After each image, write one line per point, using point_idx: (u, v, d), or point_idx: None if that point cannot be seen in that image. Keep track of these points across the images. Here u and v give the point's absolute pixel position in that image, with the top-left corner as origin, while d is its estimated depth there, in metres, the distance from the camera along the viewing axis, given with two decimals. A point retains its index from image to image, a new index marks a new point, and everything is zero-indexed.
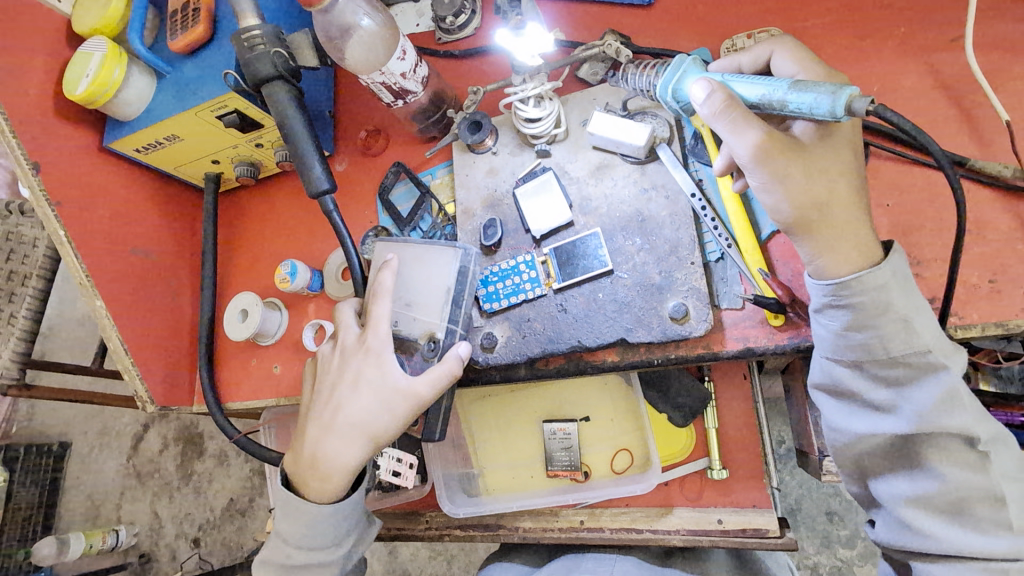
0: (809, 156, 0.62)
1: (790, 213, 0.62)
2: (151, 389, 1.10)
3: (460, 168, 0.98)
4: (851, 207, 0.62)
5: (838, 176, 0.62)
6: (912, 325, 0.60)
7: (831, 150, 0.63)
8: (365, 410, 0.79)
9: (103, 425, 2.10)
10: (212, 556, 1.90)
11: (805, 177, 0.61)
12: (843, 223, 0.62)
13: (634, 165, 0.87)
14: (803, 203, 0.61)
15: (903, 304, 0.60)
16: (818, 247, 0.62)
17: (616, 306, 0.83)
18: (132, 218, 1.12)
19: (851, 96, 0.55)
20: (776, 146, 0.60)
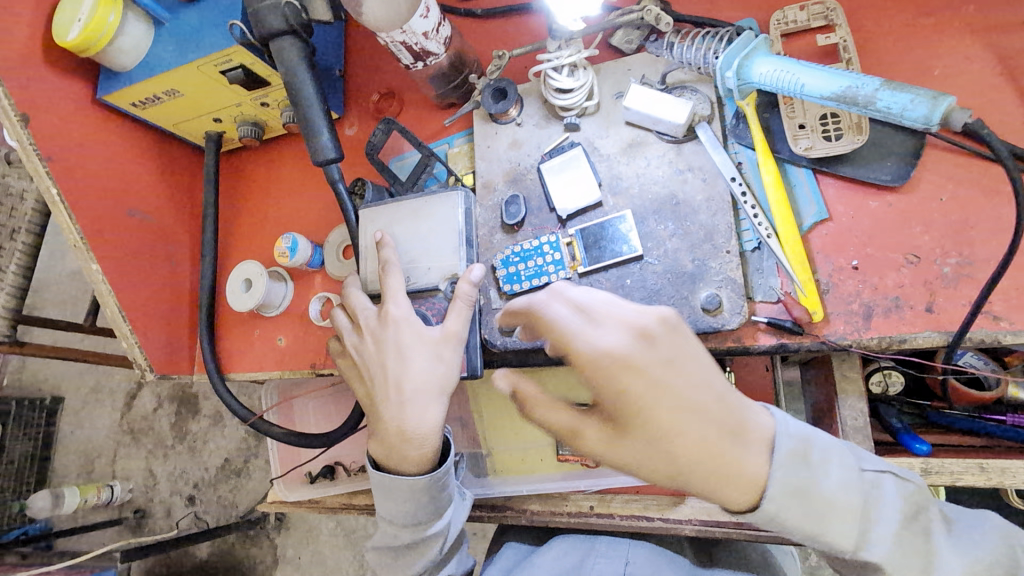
0: (675, 388, 0.51)
1: (676, 457, 0.51)
2: (151, 356, 1.06)
3: (481, 139, 0.92)
4: (726, 448, 0.51)
5: (706, 376, 0.52)
6: (825, 515, 0.52)
7: (692, 377, 0.51)
8: (423, 370, 0.73)
9: (96, 381, 2.07)
10: (208, 514, 1.88)
11: (674, 418, 0.50)
12: (722, 471, 0.51)
13: (669, 144, 0.81)
14: (675, 459, 0.51)
15: (809, 516, 0.52)
16: (708, 490, 0.52)
17: (645, 294, 0.79)
18: (127, 177, 1.06)
19: (948, 105, 0.59)
20: (639, 382, 0.51)
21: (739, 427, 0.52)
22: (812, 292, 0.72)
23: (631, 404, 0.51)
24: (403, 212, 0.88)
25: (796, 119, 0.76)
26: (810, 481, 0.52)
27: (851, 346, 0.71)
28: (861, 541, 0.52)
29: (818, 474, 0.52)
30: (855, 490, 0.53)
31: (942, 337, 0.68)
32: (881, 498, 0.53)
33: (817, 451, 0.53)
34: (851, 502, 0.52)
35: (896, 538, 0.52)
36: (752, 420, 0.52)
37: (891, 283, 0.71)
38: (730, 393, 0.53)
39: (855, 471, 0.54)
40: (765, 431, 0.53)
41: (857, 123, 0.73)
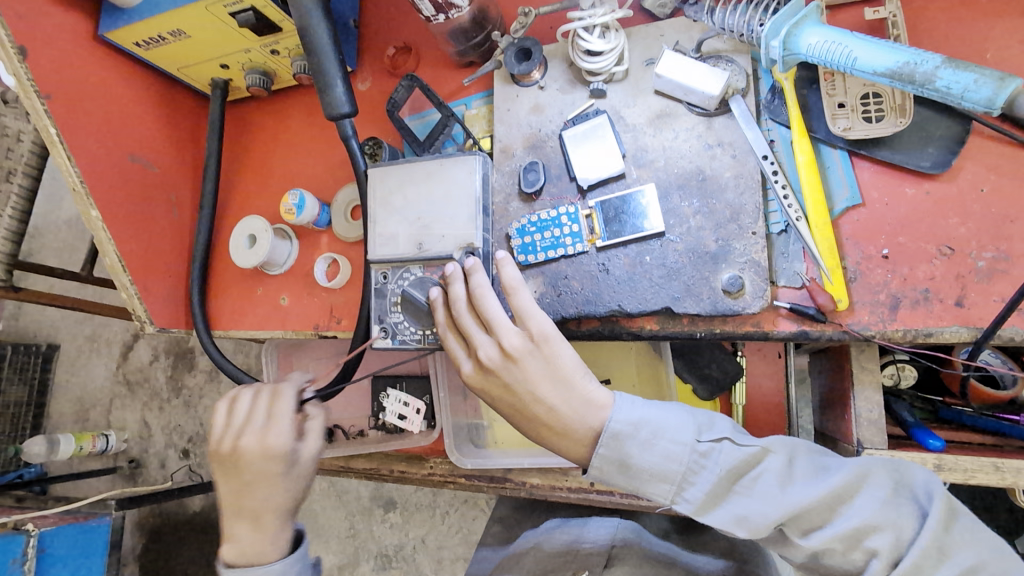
0: (512, 381, 0.70)
1: (521, 425, 0.72)
2: (151, 309, 1.03)
3: (501, 101, 0.88)
4: (550, 421, 0.69)
5: (535, 393, 0.69)
6: (646, 479, 0.67)
7: (523, 372, 0.70)
8: (289, 502, 0.77)
9: (92, 330, 2.05)
10: (202, 468, 1.89)
11: (510, 397, 0.71)
12: (551, 436, 0.70)
13: (700, 117, 0.78)
14: (528, 426, 0.71)
15: (629, 478, 0.68)
16: (551, 446, 0.71)
17: (664, 272, 0.76)
18: (129, 122, 1.01)
19: (1013, 88, 0.57)
20: (485, 372, 0.72)
21: (564, 429, 0.69)
22: (838, 279, 0.70)
23: (494, 406, 0.74)
24: (417, 174, 0.84)
25: (835, 98, 0.72)
26: (627, 454, 0.66)
27: (875, 337, 0.69)
28: (681, 497, 0.66)
29: (638, 449, 0.66)
30: (681, 459, 0.65)
31: (970, 332, 0.66)
32: (708, 464, 0.65)
33: (646, 431, 0.66)
34: (673, 469, 0.65)
35: (712, 495, 0.65)
36: (575, 423, 0.68)
37: (921, 274, 0.69)
38: (560, 405, 0.69)
39: (687, 444, 0.65)
40: (589, 427, 0.68)
41: (900, 104, 0.69)
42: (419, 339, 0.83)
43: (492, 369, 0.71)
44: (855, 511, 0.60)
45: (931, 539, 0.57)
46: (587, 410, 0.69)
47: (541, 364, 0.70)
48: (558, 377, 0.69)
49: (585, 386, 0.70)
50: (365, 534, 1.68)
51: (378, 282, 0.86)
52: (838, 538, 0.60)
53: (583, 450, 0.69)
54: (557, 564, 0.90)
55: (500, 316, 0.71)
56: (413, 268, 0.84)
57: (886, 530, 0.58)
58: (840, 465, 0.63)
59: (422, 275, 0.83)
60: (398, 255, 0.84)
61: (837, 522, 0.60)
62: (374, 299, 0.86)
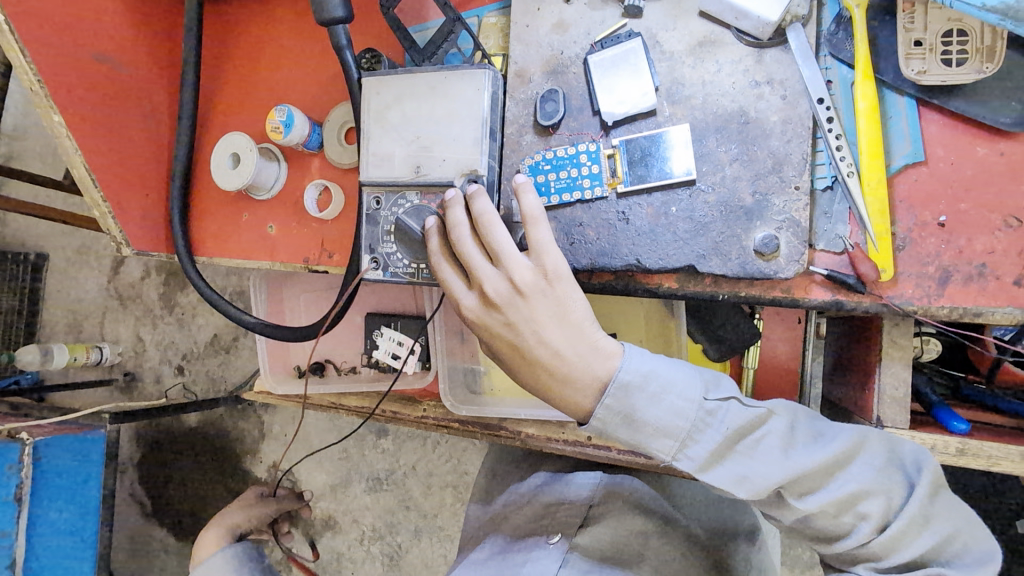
0: (515, 319, 0.64)
1: (516, 369, 0.67)
2: (127, 229, 0.95)
3: (520, 15, 0.76)
4: (551, 367, 0.64)
5: (541, 335, 0.63)
6: (648, 434, 0.61)
7: (531, 312, 0.64)
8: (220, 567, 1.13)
9: (81, 242, 1.97)
10: (196, 385, 1.87)
11: (509, 337, 0.65)
12: (548, 384, 0.65)
13: (749, 48, 0.67)
14: (526, 370, 0.66)
15: (628, 433, 0.62)
16: (547, 397, 0.66)
17: (690, 226, 0.69)
18: (92, 15, 0.89)
19: None
20: (485, 308, 0.66)
21: (567, 376, 0.63)
22: (885, 247, 0.63)
23: (488, 346, 0.68)
24: (418, 88, 0.75)
25: (913, 33, 0.62)
26: (633, 408, 0.61)
27: (915, 313, 0.63)
28: (684, 455, 0.61)
29: (645, 403, 0.61)
30: (688, 417, 0.60)
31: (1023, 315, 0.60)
32: (714, 422, 0.60)
33: (655, 385, 0.61)
34: (678, 426, 0.60)
35: (714, 453, 0.60)
36: (580, 371, 0.63)
37: (980, 247, 0.61)
38: (564, 350, 0.63)
39: (694, 401, 0.60)
40: (595, 377, 0.62)
41: (989, 46, 0.59)
42: (411, 273, 0.77)
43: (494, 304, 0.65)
44: (848, 476, 0.57)
45: (918, 507, 0.56)
46: (594, 358, 0.63)
47: (550, 305, 0.64)
48: (563, 321, 0.64)
49: (594, 333, 0.64)
50: (358, 458, 1.69)
51: (371, 208, 0.78)
52: (833, 503, 0.57)
53: (582, 403, 0.64)
54: (535, 527, 0.82)
55: (510, 247, 0.65)
56: (409, 195, 0.76)
57: (877, 495, 0.57)
58: (838, 431, 0.60)
59: (418, 203, 0.76)
60: (394, 179, 0.76)
61: (833, 488, 0.57)
62: (364, 225, 0.79)
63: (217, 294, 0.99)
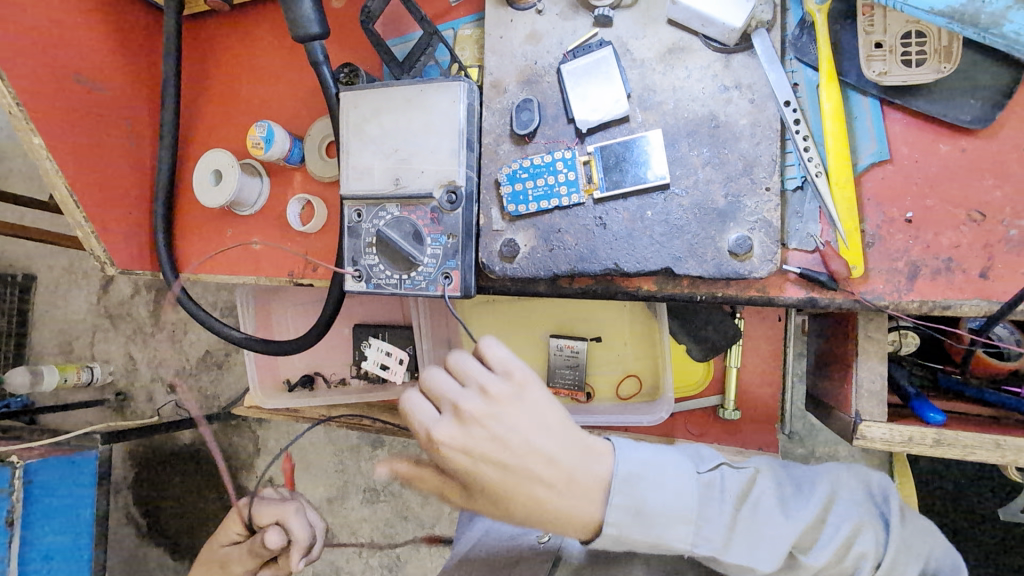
0: (503, 436, 0.59)
1: (512, 499, 0.60)
2: (110, 248, 0.95)
3: (493, 27, 0.77)
4: (552, 481, 0.59)
5: (534, 446, 0.59)
6: (658, 520, 0.60)
7: (518, 423, 0.60)
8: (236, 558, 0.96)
9: (69, 262, 1.96)
10: (189, 403, 1.86)
11: (500, 459, 0.59)
12: (550, 504, 0.59)
13: (717, 53, 0.69)
14: (523, 498, 0.59)
15: (640, 523, 0.60)
16: (551, 521, 0.60)
17: (666, 230, 0.70)
18: (70, 37, 0.90)
19: None
20: (467, 431, 0.60)
21: (569, 481, 0.60)
22: (855, 245, 0.64)
23: (474, 484, 0.61)
24: (395, 101, 0.76)
25: (873, 36, 0.63)
26: (639, 497, 0.60)
27: (887, 308, 0.64)
28: (700, 539, 0.61)
29: (648, 488, 0.60)
30: (686, 492, 0.61)
31: (989, 307, 0.62)
32: (710, 496, 0.61)
33: (650, 468, 0.61)
34: (681, 505, 0.60)
35: (720, 529, 0.60)
36: (582, 475, 0.60)
37: (946, 242, 0.63)
38: (563, 454, 0.60)
39: (687, 476, 0.61)
40: (596, 475, 0.60)
41: (946, 46, 0.61)
42: (395, 283, 0.78)
43: (473, 423, 0.60)
44: (835, 518, 0.61)
45: (900, 535, 0.60)
46: (589, 458, 0.61)
47: (533, 413, 0.61)
48: (551, 429, 0.61)
49: (580, 434, 0.62)
50: (353, 469, 1.69)
51: (353, 221, 0.79)
52: (834, 553, 0.59)
53: (590, 512, 0.60)
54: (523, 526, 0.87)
55: (477, 366, 0.62)
56: (389, 207, 0.77)
57: (866, 533, 0.60)
58: (812, 483, 0.64)
59: (399, 214, 0.77)
60: (374, 191, 0.77)
61: (828, 536, 0.60)
62: (346, 238, 0.80)
63: (203, 311, 0.99)
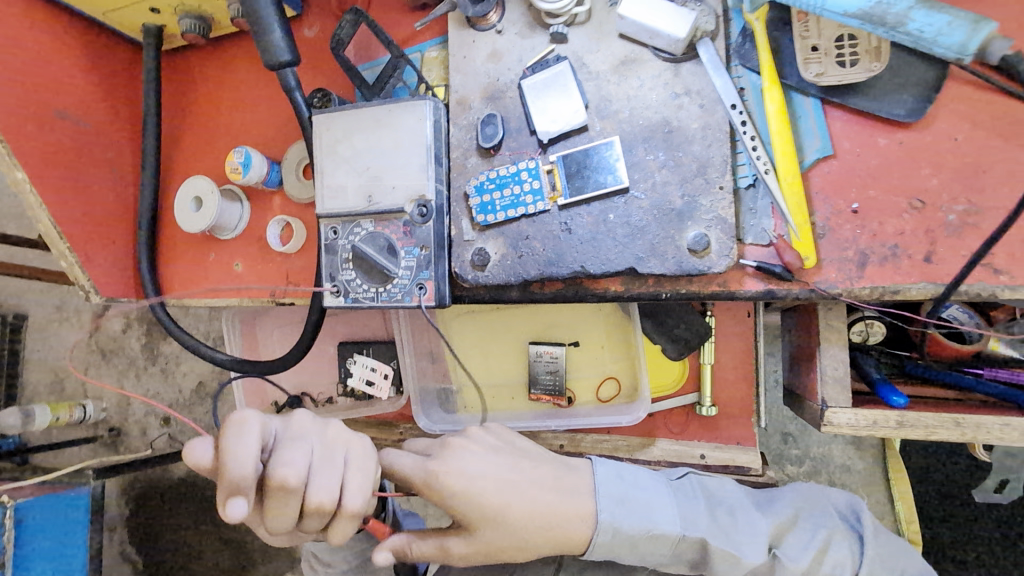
0: (490, 456, 0.69)
1: (514, 512, 0.66)
2: (95, 277, 0.97)
3: (457, 48, 0.81)
4: (546, 483, 0.69)
5: (519, 463, 0.69)
6: (648, 512, 0.72)
7: (500, 445, 0.71)
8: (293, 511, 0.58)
9: (60, 299, 1.98)
10: (183, 434, 1.86)
11: (498, 472, 0.67)
12: (550, 507, 0.68)
13: (667, 63, 0.73)
14: (525, 510, 0.66)
15: (634, 517, 0.71)
16: (550, 527, 0.67)
17: (628, 231, 0.73)
18: (53, 78, 0.93)
19: (990, 32, 0.55)
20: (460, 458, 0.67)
21: (557, 481, 0.70)
22: (807, 236, 0.67)
23: (473, 517, 0.65)
24: (364, 121, 0.79)
25: (809, 40, 0.67)
26: (626, 491, 0.72)
27: (841, 295, 0.67)
28: (687, 524, 0.72)
29: (632, 486, 0.73)
30: (667, 490, 0.76)
31: (935, 289, 0.64)
32: (691, 494, 0.76)
33: (629, 473, 0.75)
34: (666, 499, 0.74)
35: (708, 523, 0.73)
36: (570, 475, 0.72)
37: (891, 229, 0.66)
38: (547, 464, 0.72)
39: (665, 480, 0.78)
40: (581, 477, 0.73)
41: (875, 46, 0.65)
42: (372, 296, 0.80)
43: (461, 450, 0.68)
44: (812, 526, 0.74)
45: (871, 546, 0.72)
46: (570, 466, 0.73)
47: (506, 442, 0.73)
48: (528, 450, 0.73)
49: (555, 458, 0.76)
50: None
51: (329, 238, 0.82)
52: (812, 550, 0.72)
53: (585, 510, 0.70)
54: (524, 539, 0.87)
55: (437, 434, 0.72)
56: (363, 223, 0.80)
57: (838, 539, 0.73)
58: (784, 498, 0.78)
59: (373, 229, 0.79)
60: (348, 208, 0.80)
61: (803, 535, 0.73)
62: (323, 255, 0.82)
63: (188, 335, 1.00)
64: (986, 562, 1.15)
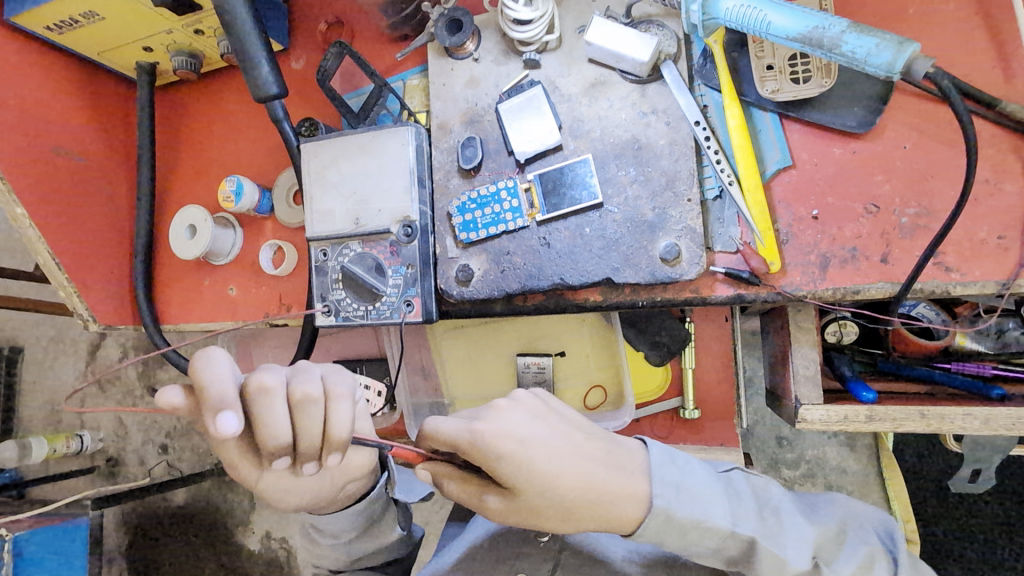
0: (542, 427, 0.62)
1: (566, 487, 0.60)
2: (93, 307, 1.00)
3: (436, 76, 0.86)
4: (599, 464, 0.62)
5: (572, 438, 0.63)
6: (701, 505, 0.64)
7: (552, 416, 0.64)
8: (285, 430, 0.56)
9: (56, 331, 2.00)
10: (182, 461, 1.86)
11: (550, 445, 0.61)
12: (602, 487, 0.61)
13: (633, 84, 0.77)
14: (577, 488, 0.60)
15: (688, 506, 0.63)
16: (599, 509, 0.61)
17: (603, 244, 0.76)
18: (50, 117, 0.97)
19: (914, 54, 0.59)
20: (511, 426, 0.60)
21: (610, 457, 0.64)
22: (771, 242, 0.71)
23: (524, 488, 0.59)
24: (350, 148, 0.83)
25: (764, 59, 0.72)
26: (679, 478, 0.65)
27: (807, 298, 0.71)
28: (736, 520, 0.65)
29: (683, 472, 0.65)
30: (718, 483, 0.67)
31: (893, 288, 0.68)
32: (740, 492, 0.68)
33: (681, 457, 0.67)
34: (717, 491, 0.66)
35: (756, 523, 0.65)
36: (623, 455, 0.65)
37: (849, 233, 0.70)
38: (598, 440, 0.65)
39: (715, 472, 0.68)
40: (633, 458, 0.65)
41: (826, 64, 0.69)
42: (362, 314, 0.83)
43: (514, 418, 0.62)
44: (857, 541, 0.66)
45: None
46: (623, 444, 0.66)
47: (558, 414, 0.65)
48: (576, 421, 0.66)
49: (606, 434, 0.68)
50: None
51: (319, 260, 0.85)
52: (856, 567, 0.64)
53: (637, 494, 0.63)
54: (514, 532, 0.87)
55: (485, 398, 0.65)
56: (352, 244, 0.83)
57: (881, 561, 0.65)
58: (828, 509, 0.70)
59: (361, 250, 0.83)
60: (337, 231, 0.83)
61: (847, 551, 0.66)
62: (314, 277, 0.85)
63: (184, 359, 1.03)
64: (980, 554, 1.17)
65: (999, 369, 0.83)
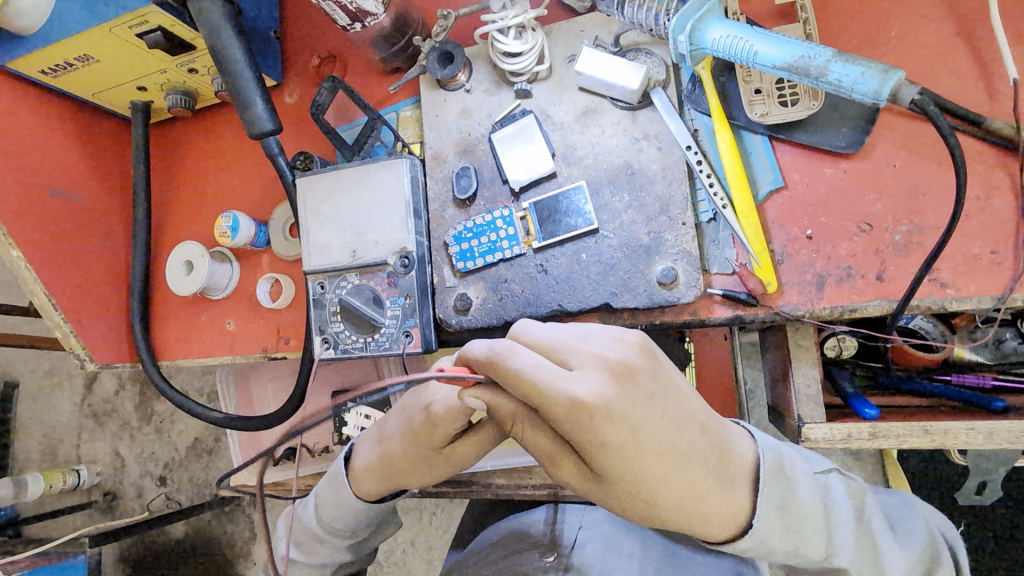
0: (649, 397, 0.53)
1: (658, 476, 0.53)
2: (89, 344, 1.00)
3: (429, 107, 0.87)
4: (700, 463, 0.54)
5: (679, 419, 0.54)
6: (807, 529, 0.56)
7: (659, 386, 0.54)
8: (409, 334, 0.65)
9: (51, 364, 1.98)
10: (180, 493, 1.84)
11: (654, 425, 0.53)
12: (700, 490, 0.54)
13: (624, 111, 0.78)
14: (676, 484, 0.53)
15: (789, 530, 0.56)
16: (690, 512, 0.54)
17: (600, 268, 0.77)
18: (45, 157, 0.98)
19: (899, 80, 0.61)
20: (616, 394, 0.51)
21: (716, 459, 0.55)
22: (767, 264, 0.71)
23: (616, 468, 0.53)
24: (345, 181, 0.83)
25: (751, 84, 0.73)
26: (789, 491, 0.57)
27: (805, 317, 0.71)
28: (834, 547, 0.57)
29: (796, 483, 0.57)
30: (820, 495, 0.58)
31: (890, 306, 0.69)
32: (837, 503, 0.58)
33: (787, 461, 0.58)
34: (820, 507, 0.57)
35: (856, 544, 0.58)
36: (733, 452, 0.57)
37: (844, 252, 0.71)
38: (704, 432, 0.55)
39: (814, 475, 0.59)
40: (739, 455, 0.57)
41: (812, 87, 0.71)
42: (362, 346, 0.82)
43: (623, 387, 0.52)
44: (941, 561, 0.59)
45: None
46: (730, 436, 0.58)
47: (663, 382, 0.55)
48: (686, 400, 0.56)
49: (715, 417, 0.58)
50: None
51: (317, 293, 0.85)
52: None
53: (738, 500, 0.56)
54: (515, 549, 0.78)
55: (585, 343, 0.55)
56: (349, 276, 0.83)
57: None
58: (910, 523, 0.60)
59: (359, 282, 0.83)
60: (334, 264, 0.83)
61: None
62: (312, 310, 0.85)
63: (182, 396, 1.02)
64: (991, 563, 1.16)
65: (999, 379, 0.83)
